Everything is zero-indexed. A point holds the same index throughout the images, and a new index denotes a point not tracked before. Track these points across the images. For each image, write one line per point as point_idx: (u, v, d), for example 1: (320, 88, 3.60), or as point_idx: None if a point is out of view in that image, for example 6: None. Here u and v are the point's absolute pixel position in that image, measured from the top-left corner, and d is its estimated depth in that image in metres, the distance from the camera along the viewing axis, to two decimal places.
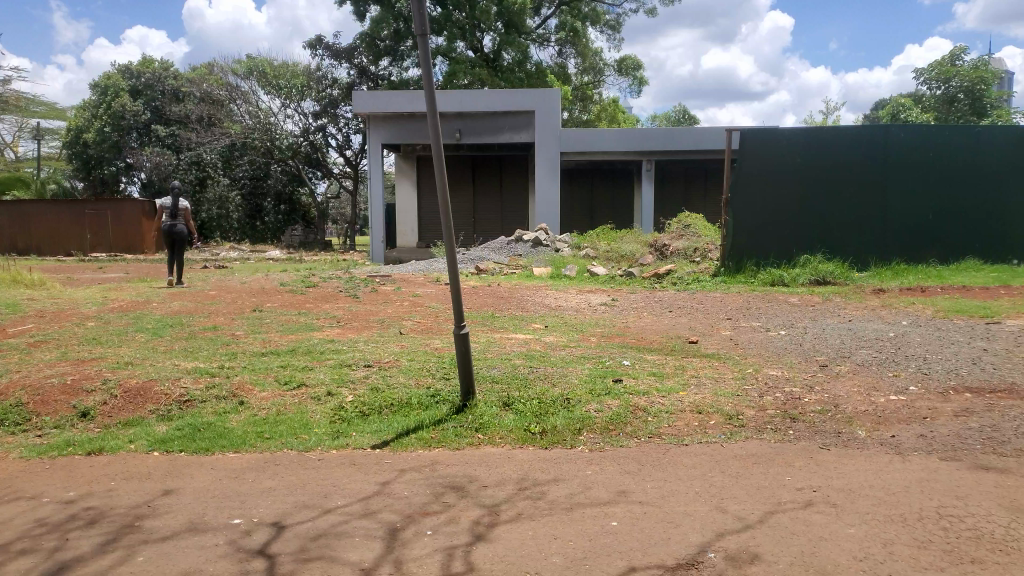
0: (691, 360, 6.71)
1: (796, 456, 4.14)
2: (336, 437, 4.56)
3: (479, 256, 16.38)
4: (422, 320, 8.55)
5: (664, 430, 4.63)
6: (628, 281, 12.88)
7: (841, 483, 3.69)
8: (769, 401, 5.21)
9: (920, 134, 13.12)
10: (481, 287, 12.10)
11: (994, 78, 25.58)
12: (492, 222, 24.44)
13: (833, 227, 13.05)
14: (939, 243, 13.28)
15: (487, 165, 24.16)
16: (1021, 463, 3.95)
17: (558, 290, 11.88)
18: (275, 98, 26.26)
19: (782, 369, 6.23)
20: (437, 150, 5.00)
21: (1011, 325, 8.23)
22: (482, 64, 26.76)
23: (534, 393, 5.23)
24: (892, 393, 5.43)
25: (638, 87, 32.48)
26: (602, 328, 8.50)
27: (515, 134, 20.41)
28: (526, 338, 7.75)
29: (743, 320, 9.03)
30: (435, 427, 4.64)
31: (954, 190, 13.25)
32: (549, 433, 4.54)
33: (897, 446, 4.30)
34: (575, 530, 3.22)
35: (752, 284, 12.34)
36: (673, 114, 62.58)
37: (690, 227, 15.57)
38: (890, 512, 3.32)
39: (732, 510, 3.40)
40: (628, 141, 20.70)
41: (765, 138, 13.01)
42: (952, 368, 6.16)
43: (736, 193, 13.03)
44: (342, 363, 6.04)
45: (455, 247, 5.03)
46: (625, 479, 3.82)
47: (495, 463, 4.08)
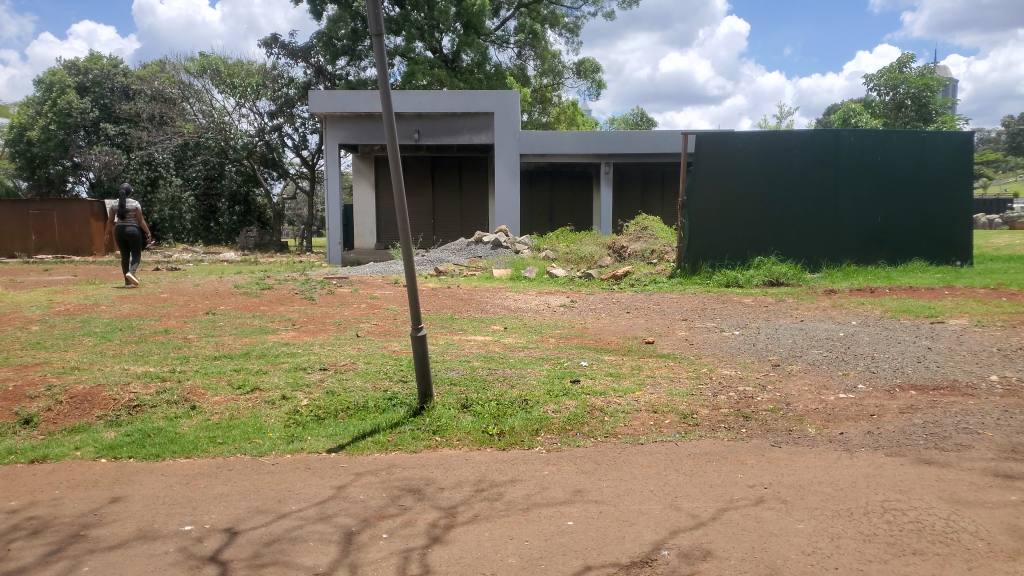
0: (647, 360, 6.82)
1: (747, 454, 4.23)
2: (291, 441, 4.51)
3: (439, 257, 16.37)
4: (380, 322, 8.53)
5: (620, 430, 4.68)
6: (586, 283, 13.00)
7: (791, 480, 3.78)
8: (723, 400, 5.30)
9: (870, 140, 13.48)
10: (441, 289, 12.09)
11: (939, 86, 26.45)
12: (451, 223, 24.40)
13: (786, 229, 13.33)
14: (887, 244, 13.66)
15: (446, 167, 24.14)
16: (962, 458, 4.09)
17: (518, 292, 11.95)
18: (229, 97, 25.71)
19: (735, 368, 6.35)
20: (392, 151, 4.96)
21: (954, 324, 8.53)
22: (441, 65, 26.71)
23: (492, 395, 5.25)
24: (841, 391, 5.57)
25: (597, 90, 32.73)
26: (561, 328, 8.58)
27: (474, 135, 20.42)
28: (485, 339, 7.77)
29: (698, 321, 9.21)
30: (392, 431, 4.61)
31: (902, 193, 13.64)
32: (506, 434, 4.55)
33: (845, 442, 4.42)
34: (531, 530, 3.24)
35: (707, 285, 12.53)
36: (631, 117, 63.46)
37: (647, 229, 15.80)
38: (838, 507, 3.40)
39: (686, 507, 3.45)
40: (587, 143, 20.84)
41: (719, 142, 13.22)
42: (898, 367, 6.35)
43: (692, 196, 13.21)
44: (298, 366, 5.98)
45: (413, 249, 4.99)
46: (581, 479, 3.85)
47: (453, 465, 4.08)
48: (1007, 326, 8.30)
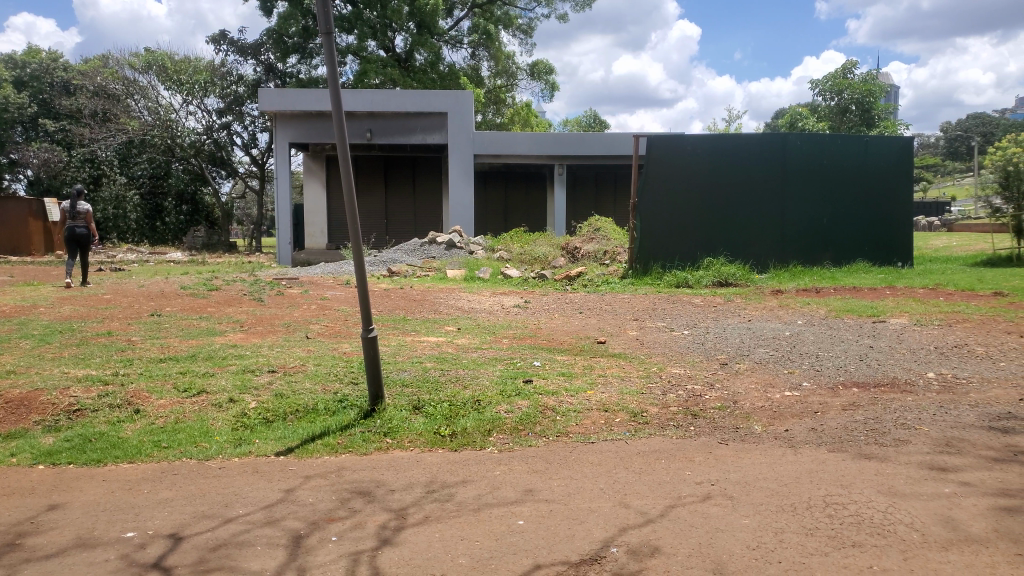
0: (599, 359, 6.88)
1: (696, 452, 4.30)
2: (238, 444, 4.44)
3: (392, 258, 16.23)
4: (330, 324, 8.42)
5: (572, 430, 4.71)
6: (541, 283, 13.04)
7: (738, 476, 3.86)
8: (672, 399, 5.39)
9: (814, 144, 13.85)
10: (394, 290, 12.02)
11: (881, 91, 27.31)
12: (404, 224, 24.23)
13: (735, 230, 13.58)
14: (832, 246, 14.04)
15: (400, 167, 24.02)
16: (900, 452, 4.22)
17: (471, 292, 11.98)
18: (176, 93, 25.06)
19: (685, 368, 6.45)
20: (342, 151, 4.91)
21: (895, 323, 8.81)
22: (393, 64, 26.52)
23: (444, 396, 5.24)
24: (787, 389, 5.71)
25: (551, 91, 32.90)
26: (514, 329, 8.61)
27: (427, 136, 20.36)
28: (438, 340, 7.74)
29: (649, 321, 9.33)
30: (342, 433, 4.57)
31: (846, 197, 14.03)
32: (458, 435, 4.55)
33: (790, 439, 4.53)
34: (482, 530, 3.24)
35: (658, 286, 12.68)
36: (584, 119, 63.96)
37: (600, 231, 15.92)
38: (782, 502, 3.49)
39: (635, 505, 3.50)
40: (540, 144, 20.91)
41: (671, 145, 13.38)
42: (841, 365, 6.53)
43: (643, 199, 13.39)
44: (246, 369, 5.88)
45: (363, 249, 4.95)
46: (532, 478, 3.87)
47: (404, 467, 4.06)
48: (945, 324, 8.60)
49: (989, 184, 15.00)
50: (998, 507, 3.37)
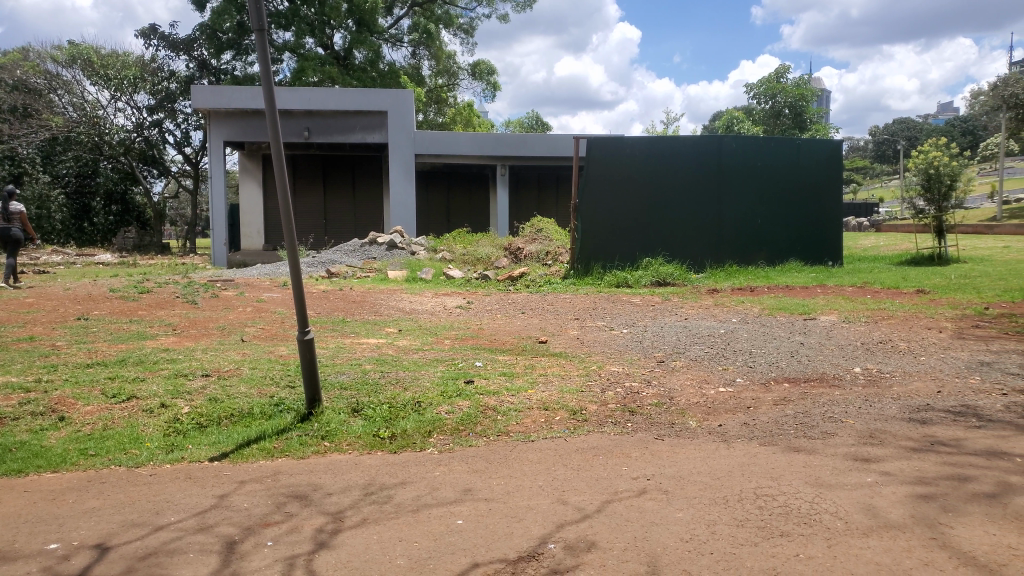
0: (540, 359, 6.93)
1: (632, 447, 4.38)
2: (170, 451, 4.32)
3: (331, 259, 16.00)
4: (267, 326, 8.28)
5: (512, 428, 4.75)
6: (483, 284, 13.06)
7: (672, 471, 3.94)
8: (611, 396, 5.48)
9: (749, 146, 14.23)
10: (333, 291, 11.87)
11: (813, 96, 28.24)
12: (344, 224, 23.94)
13: (674, 230, 13.86)
14: (766, 246, 14.47)
15: (339, 167, 23.74)
16: (826, 444, 4.39)
17: (413, 293, 11.91)
18: (103, 89, 24.27)
19: (623, 365, 6.58)
20: (276, 151, 4.82)
21: (825, 320, 9.13)
22: (332, 62, 26.18)
23: (384, 398, 5.20)
24: (721, 385, 5.87)
25: (492, 91, 32.96)
26: (457, 330, 8.60)
27: (367, 135, 20.16)
28: (378, 342, 7.69)
29: (589, 320, 9.44)
30: (279, 437, 4.51)
31: (779, 199, 14.48)
32: (398, 437, 4.53)
33: (722, 434, 4.65)
34: (420, 531, 3.24)
35: (599, 286, 12.80)
36: (526, 120, 64.24)
37: (542, 232, 16.03)
38: (715, 495, 3.58)
39: (573, 501, 3.55)
40: (482, 144, 20.89)
41: (611, 146, 13.56)
42: (773, 361, 6.74)
43: (584, 199, 13.51)
44: (178, 373, 5.73)
45: (298, 249, 4.87)
46: (472, 478, 3.88)
47: (342, 470, 4.03)
48: (871, 321, 8.94)
49: (913, 186, 15.64)
50: (915, 495, 3.54)
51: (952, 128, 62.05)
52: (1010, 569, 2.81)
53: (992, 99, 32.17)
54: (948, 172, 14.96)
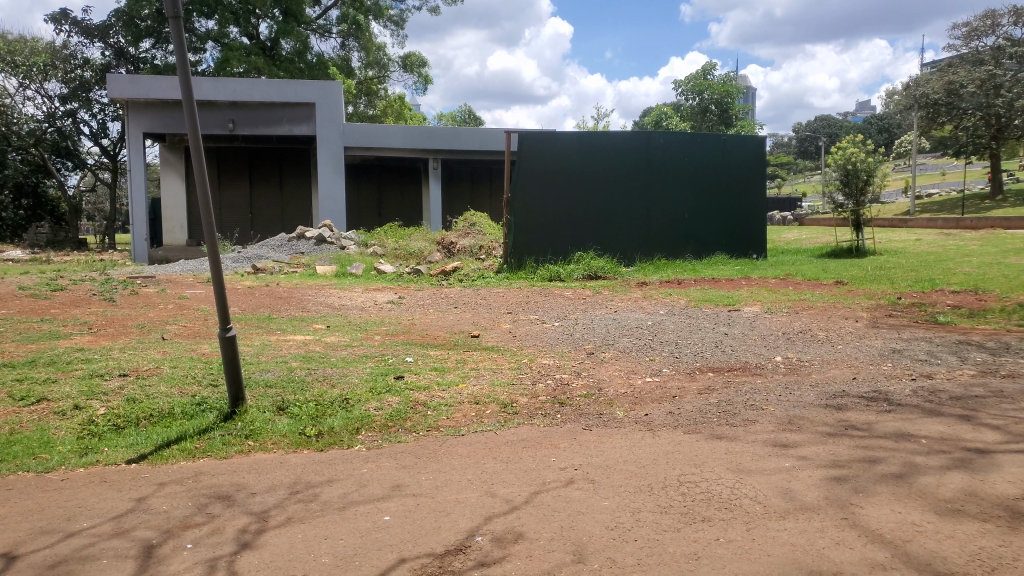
0: (472, 353, 6.94)
1: (560, 438, 4.43)
2: (84, 454, 4.16)
3: (256, 254, 15.59)
4: (188, 324, 8.02)
5: (442, 423, 4.74)
6: (415, 278, 12.96)
7: (599, 461, 4.01)
8: (541, 388, 5.54)
9: (677, 143, 14.56)
10: (258, 287, 11.59)
11: (738, 93, 29.02)
12: (270, 218, 23.42)
13: (605, 224, 14.06)
14: (694, 240, 14.85)
15: (266, 161, 23.21)
16: (747, 431, 4.53)
17: (342, 288, 11.74)
18: (9, 76, 23.07)
19: (554, 358, 6.65)
20: (194, 143, 4.67)
21: (749, 311, 9.43)
22: (258, 52, 25.53)
23: (311, 396, 5.11)
24: (648, 375, 6.02)
25: (424, 84, 32.75)
26: (387, 325, 8.51)
27: (294, 127, 19.71)
28: (306, 338, 7.55)
29: (522, 314, 9.48)
30: (200, 437, 4.39)
31: (706, 194, 14.88)
32: (325, 435, 4.46)
33: (649, 423, 4.76)
34: (347, 528, 3.21)
35: (532, 280, 12.85)
36: (459, 115, 64.07)
37: (475, 226, 16.05)
38: (640, 483, 3.66)
39: (501, 493, 3.58)
40: (413, 137, 20.71)
41: (542, 141, 13.62)
42: (698, 352, 6.92)
43: (516, 193, 13.52)
44: (94, 373, 5.51)
45: (219, 244, 4.73)
46: (400, 474, 3.86)
47: (267, 469, 3.95)
48: (792, 312, 9.28)
49: (832, 181, 16.25)
50: (829, 477, 3.69)
51: (869, 125, 64.98)
52: (914, 545, 2.97)
53: (905, 98, 33.73)
54: (864, 168, 15.61)
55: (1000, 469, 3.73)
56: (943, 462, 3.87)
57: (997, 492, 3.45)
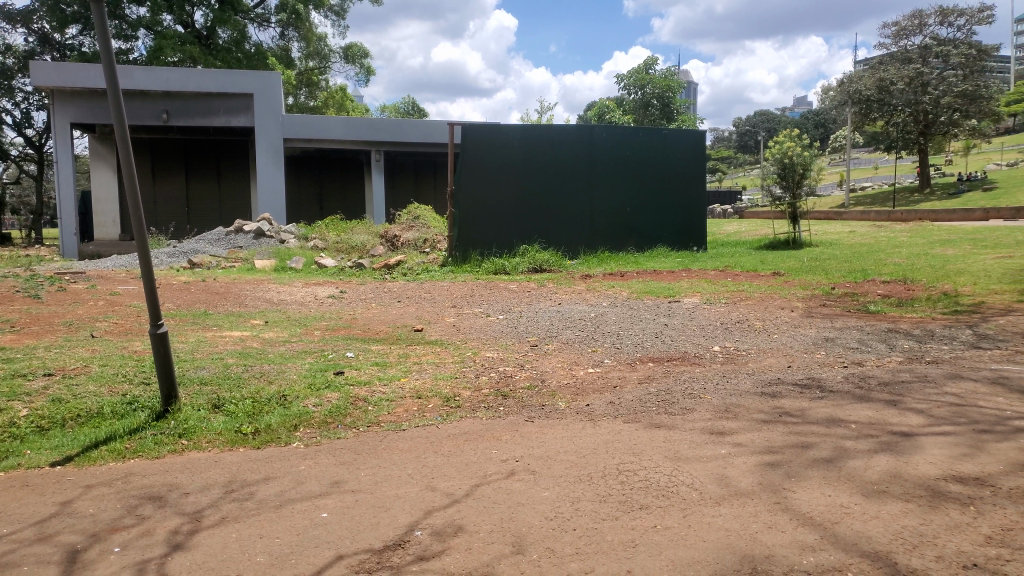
0: (415, 347, 6.90)
1: (502, 430, 4.44)
2: (5, 457, 3.99)
3: (193, 249, 15.18)
4: (120, 321, 7.77)
5: (383, 418, 4.69)
6: (358, 272, 12.80)
7: (540, 451, 4.04)
8: (484, 380, 5.55)
9: (620, 137, 14.68)
10: (193, 283, 11.27)
11: (679, 87, 29.45)
12: (208, 212, 22.84)
13: (549, 218, 14.13)
14: (637, 233, 15.05)
15: (202, 153, 22.61)
16: (684, 420, 4.62)
17: (282, 283, 11.51)
18: None
19: (497, 351, 6.66)
20: (120, 133, 4.50)
21: (689, 302, 9.61)
22: (193, 40, 24.79)
23: (247, 393, 5.01)
24: (590, 366, 6.08)
25: (366, 76, 32.33)
26: (327, 320, 8.38)
27: (231, 118, 19.20)
28: (243, 335, 7.38)
29: (466, 307, 9.47)
30: (130, 437, 4.25)
31: (648, 188, 15.08)
32: (262, 432, 4.37)
33: (590, 413, 4.81)
34: (283, 526, 3.16)
35: (477, 273, 12.81)
36: (401, 106, 63.62)
37: (419, 219, 15.96)
38: (580, 473, 3.70)
39: (441, 487, 3.56)
40: (355, 129, 20.42)
41: (486, 134, 13.55)
42: (639, 342, 7.02)
43: (460, 186, 13.45)
44: (16, 374, 5.27)
45: (149, 239, 4.58)
46: (339, 470, 3.81)
47: (201, 468, 3.85)
48: (730, 302, 9.49)
49: (770, 175, 16.66)
50: (763, 463, 3.79)
51: (805, 120, 66.85)
52: (842, 526, 3.07)
53: (839, 94, 34.67)
54: (800, 162, 16.02)
55: (923, 451, 3.89)
56: (870, 446, 4.01)
57: (920, 473, 3.59)
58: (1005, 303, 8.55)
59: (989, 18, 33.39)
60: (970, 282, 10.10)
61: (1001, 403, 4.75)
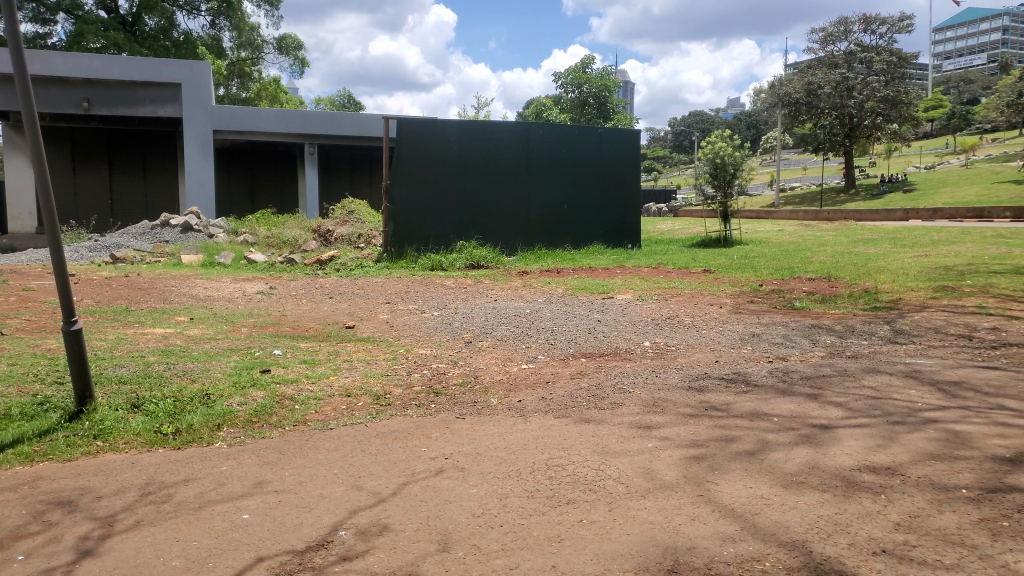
0: (345, 344, 6.79)
1: (432, 428, 4.41)
2: None
3: (116, 243, 14.63)
4: (33, 318, 7.40)
5: (311, 417, 4.61)
6: (289, 268, 12.54)
7: (470, 449, 4.03)
8: (416, 378, 5.51)
9: (556, 134, 14.78)
10: (115, 278, 10.85)
11: (615, 87, 29.81)
12: (132, 205, 22.04)
13: (486, 215, 14.13)
14: (573, 230, 15.20)
15: (126, 144, 21.81)
16: (614, 414, 4.67)
17: (209, 279, 11.18)
18: None
19: (430, 348, 6.61)
20: (27, 119, 4.28)
21: (622, 299, 9.73)
22: (117, 27, 23.86)
23: (169, 392, 4.84)
24: (523, 362, 6.10)
25: (300, 67, 31.71)
26: (256, 317, 8.19)
27: (158, 109, 18.55)
28: (166, 332, 7.14)
29: (401, 304, 9.37)
30: (41, 440, 4.06)
31: (585, 185, 15.24)
32: (183, 432, 4.23)
33: (521, 409, 4.82)
34: (201, 529, 3.06)
35: (413, 269, 12.69)
36: (337, 98, 62.75)
37: (353, 213, 15.75)
38: (509, 469, 3.71)
39: (368, 486, 3.52)
40: (288, 121, 19.98)
41: (422, 129, 13.43)
42: (572, 338, 7.07)
43: (396, 181, 13.29)
44: None
45: (61, 231, 4.37)
46: (263, 470, 3.72)
47: (116, 471, 3.71)
48: (662, 299, 9.67)
49: (702, 174, 17.01)
50: (688, 456, 3.87)
51: (737, 121, 68.75)
52: (761, 517, 3.16)
53: (770, 96, 35.71)
54: (731, 162, 16.42)
55: (839, 443, 4.03)
56: (790, 439, 4.14)
57: (836, 464, 3.73)
58: (920, 300, 8.95)
59: (909, 27, 34.87)
60: (889, 279, 10.54)
61: (914, 395, 4.96)
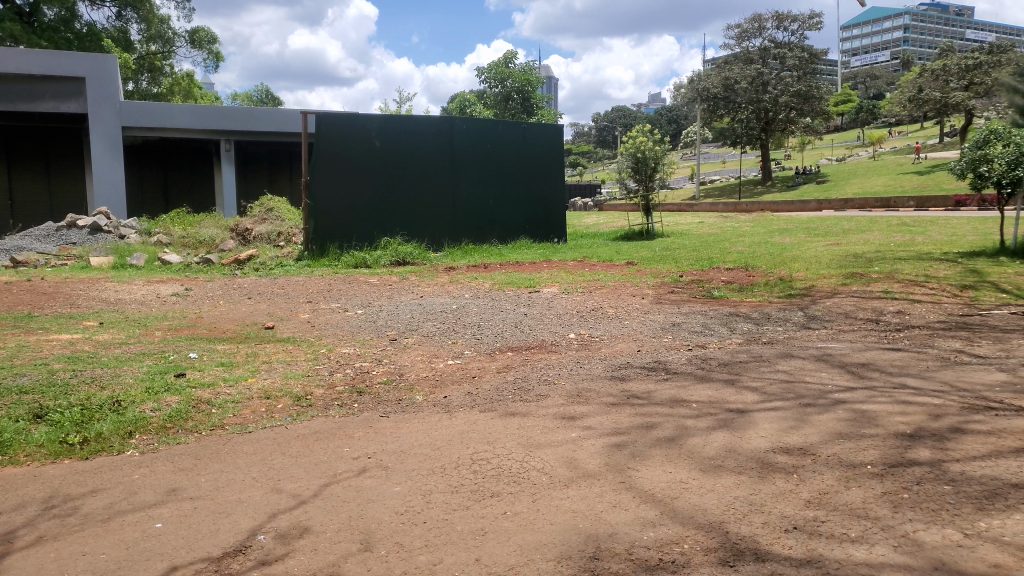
0: (264, 346, 6.62)
1: (355, 428, 4.35)
2: None
3: (17, 246, 13.86)
4: None
5: (228, 420, 4.48)
6: (205, 268, 12.14)
7: (394, 447, 3.98)
8: (338, 377, 5.42)
9: (479, 129, 14.78)
10: (16, 283, 10.28)
11: (538, 83, 29.99)
12: (35, 205, 20.95)
13: (411, 210, 14.02)
14: (499, 224, 15.23)
15: (27, 141, 20.69)
16: (538, 406, 4.71)
17: (120, 281, 10.72)
18: None
19: (353, 346, 6.52)
20: None
21: (548, 292, 9.81)
22: (13, 18, 22.59)
23: (75, 401, 4.62)
24: (449, 358, 6.07)
25: (215, 61, 30.71)
26: (171, 320, 7.90)
27: (60, 104, 17.65)
28: (73, 338, 6.82)
29: (323, 303, 9.20)
30: None
31: (509, 180, 15.30)
32: (92, 442, 4.07)
33: (446, 405, 4.80)
34: (109, 541, 2.94)
35: (336, 267, 12.43)
36: (255, 94, 61.10)
37: (273, 211, 15.38)
38: (433, 465, 3.69)
39: (288, 489, 3.44)
40: (202, 117, 19.36)
41: (343, 123, 13.17)
42: (498, 332, 7.10)
43: (317, 177, 12.98)
44: None
45: None
46: (177, 477, 3.60)
47: (16, 485, 3.51)
48: (586, 291, 9.80)
49: (624, 168, 17.25)
50: (610, 444, 3.94)
51: (658, 116, 70.24)
52: (680, 501, 3.24)
53: (689, 91, 36.58)
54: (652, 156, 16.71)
55: (755, 426, 4.17)
56: (708, 423, 4.26)
57: (752, 446, 3.86)
58: (831, 287, 9.34)
59: (818, 25, 36.28)
60: (804, 267, 10.96)
61: (824, 377, 5.19)
